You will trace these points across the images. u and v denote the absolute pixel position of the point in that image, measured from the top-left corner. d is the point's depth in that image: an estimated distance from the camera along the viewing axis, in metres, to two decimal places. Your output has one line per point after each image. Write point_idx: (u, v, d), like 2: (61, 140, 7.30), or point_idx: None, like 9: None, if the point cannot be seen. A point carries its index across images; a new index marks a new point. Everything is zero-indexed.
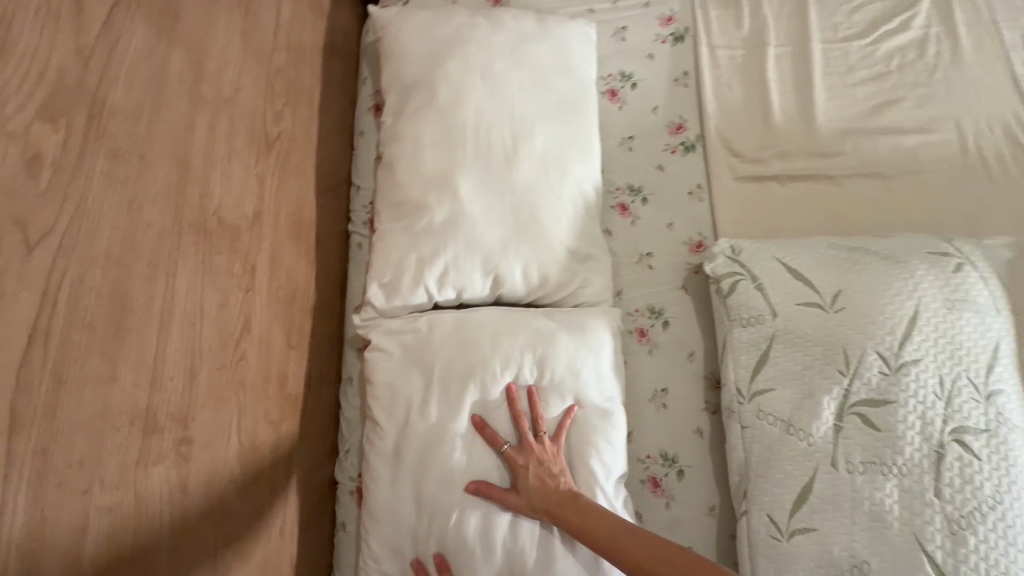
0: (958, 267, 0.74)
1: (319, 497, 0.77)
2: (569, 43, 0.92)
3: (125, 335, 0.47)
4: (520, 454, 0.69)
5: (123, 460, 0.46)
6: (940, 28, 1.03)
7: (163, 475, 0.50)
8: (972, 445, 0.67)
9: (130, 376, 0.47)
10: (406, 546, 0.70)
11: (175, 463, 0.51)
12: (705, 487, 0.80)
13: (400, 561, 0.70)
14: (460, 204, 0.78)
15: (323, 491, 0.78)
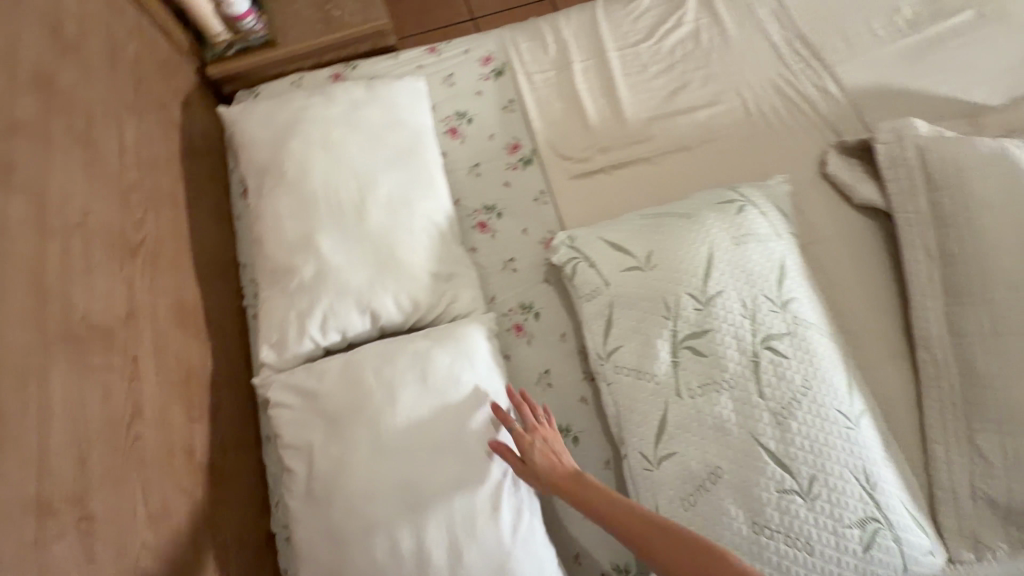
0: (739, 209, 0.90)
1: (255, 550, 0.83)
2: (399, 101, 1.07)
3: (3, 438, 0.53)
4: (528, 433, 0.78)
5: (20, 544, 0.52)
6: (708, 18, 1.23)
7: (65, 552, 0.55)
8: (779, 348, 0.82)
9: (14, 472, 0.53)
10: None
11: (77, 538, 0.57)
12: (598, 446, 0.91)
13: None
14: (326, 259, 0.89)
15: (259, 543, 0.85)
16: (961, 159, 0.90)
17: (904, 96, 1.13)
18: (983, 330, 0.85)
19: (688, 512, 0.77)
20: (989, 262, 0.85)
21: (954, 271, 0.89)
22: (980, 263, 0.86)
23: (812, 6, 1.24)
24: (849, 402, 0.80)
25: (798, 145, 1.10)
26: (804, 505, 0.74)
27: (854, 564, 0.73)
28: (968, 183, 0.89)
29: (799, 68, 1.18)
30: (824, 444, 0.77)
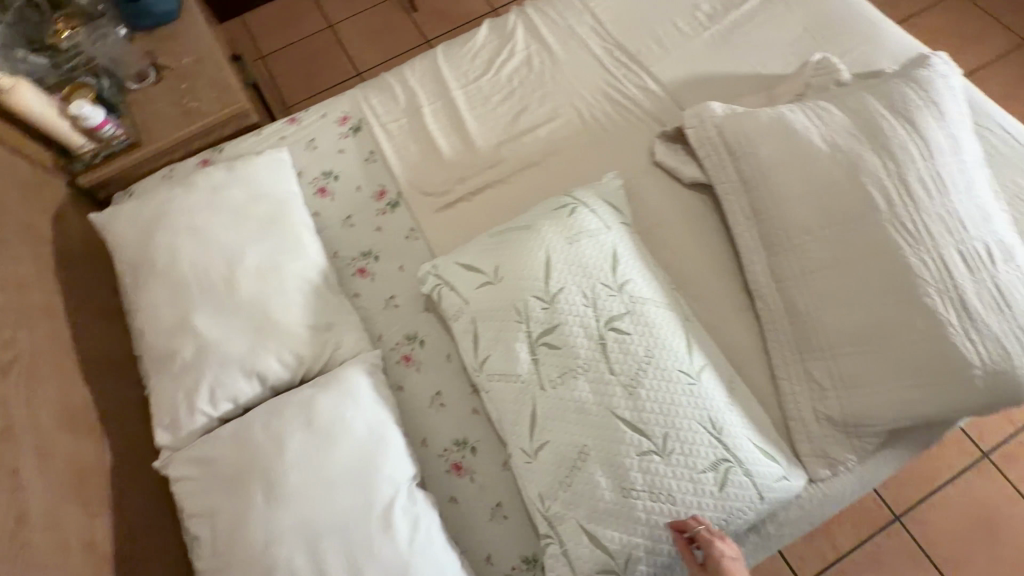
0: (572, 211, 1.01)
1: None
2: (261, 174, 1.15)
3: None
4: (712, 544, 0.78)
5: None
6: (536, 44, 1.37)
7: None
8: (622, 326, 0.91)
9: None
10: None
11: None
12: (494, 450, 0.99)
13: None
14: (204, 335, 0.95)
15: None
16: (749, 129, 1.03)
17: (714, 80, 1.27)
18: (795, 271, 0.96)
19: (567, 492, 0.84)
20: (786, 213, 0.98)
21: (764, 226, 1.01)
22: (780, 215, 0.98)
23: (625, 16, 1.38)
24: (689, 361, 0.90)
25: (631, 141, 1.22)
26: (661, 461, 0.83)
27: (714, 504, 0.81)
28: (757, 149, 1.02)
29: (622, 73, 1.31)
30: (671, 402, 0.86)
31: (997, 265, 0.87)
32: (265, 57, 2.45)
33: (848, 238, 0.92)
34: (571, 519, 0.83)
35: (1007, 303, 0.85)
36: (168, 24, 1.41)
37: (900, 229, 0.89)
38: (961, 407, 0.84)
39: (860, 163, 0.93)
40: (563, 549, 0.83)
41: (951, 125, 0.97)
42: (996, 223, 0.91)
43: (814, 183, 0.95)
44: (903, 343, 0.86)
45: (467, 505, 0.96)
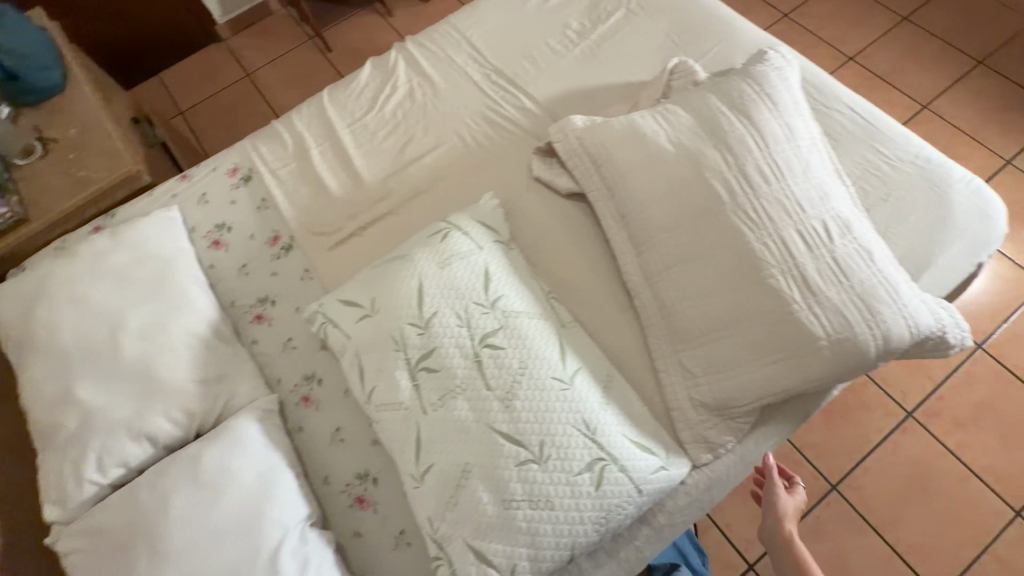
0: (444, 236, 1.04)
1: None
2: (147, 235, 1.17)
3: None
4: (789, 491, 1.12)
5: None
6: (417, 77, 1.42)
7: None
8: (496, 341, 0.94)
9: None
10: None
11: None
12: (392, 479, 1.00)
13: None
14: (88, 404, 0.96)
15: None
16: (606, 138, 1.08)
17: (585, 92, 1.32)
18: (659, 267, 1.01)
19: (452, 511, 0.86)
20: (645, 213, 1.03)
21: (630, 226, 1.06)
22: (641, 216, 1.03)
23: (499, 41, 1.44)
24: (562, 367, 0.93)
25: (511, 159, 1.27)
26: (539, 468, 0.85)
27: (592, 503, 0.84)
28: (614, 156, 1.07)
29: (500, 95, 1.36)
30: (546, 410, 0.89)
31: (834, 239, 0.93)
32: (184, 112, 2.47)
33: (699, 230, 0.97)
34: (458, 538, 0.85)
35: (845, 274, 0.90)
36: (55, 97, 1.43)
37: (743, 216, 0.94)
38: (815, 378, 0.89)
39: (702, 159, 0.99)
40: (452, 569, 0.84)
41: (786, 113, 1.03)
42: (833, 200, 0.97)
43: (664, 183, 1.01)
44: (756, 324, 0.90)
45: (371, 537, 0.97)
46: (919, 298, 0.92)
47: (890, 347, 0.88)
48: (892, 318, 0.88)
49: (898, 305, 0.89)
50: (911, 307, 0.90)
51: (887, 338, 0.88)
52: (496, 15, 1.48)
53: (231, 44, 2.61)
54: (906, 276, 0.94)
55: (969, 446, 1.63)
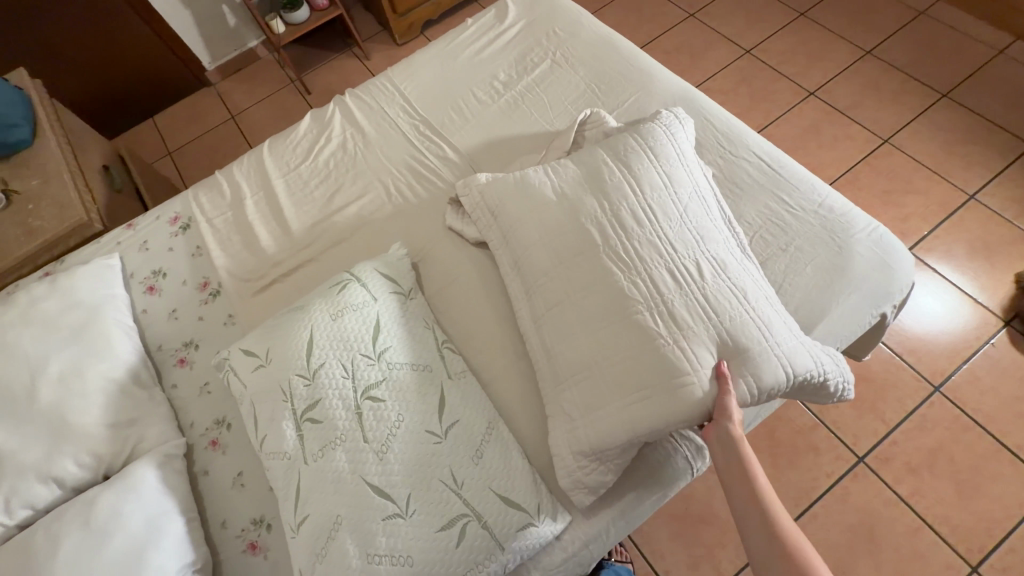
0: (341, 288, 1.09)
1: None
2: (82, 282, 1.25)
3: None
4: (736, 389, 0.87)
5: None
6: (351, 128, 1.49)
7: None
8: (377, 393, 0.97)
9: None
10: None
11: None
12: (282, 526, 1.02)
13: None
14: (2, 447, 1.03)
15: None
16: (501, 190, 1.12)
17: (504, 143, 1.37)
18: (544, 310, 1.02)
19: (321, 562, 0.88)
20: (532, 259, 1.05)
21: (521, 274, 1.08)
22: (529, 264, 1.05)
23: (429, 95, 1.51)
24: (438, 422, 0.95)
25: (429, 208, 1.32)
26: (404, 523, 0.88)
27: (454, 558, 0.86)
28: (507, 204, 1.11)
29: (425, 146, 1.42)
30: (417, 463, 0.92)
31: (709, 278, 0.94)
32: (172, 153, 2.62)
33: (578, 274, 0.98)
34: None
35: (716, 312, 0.91)
36: (24, 150, 1.55)
37: (616, 258, 0.96)
38: (684, 420, 0.87)
39: (581, 205, 1.02)
40: None
41: (669, 161, 1.05)
42: (710, 242, 0.98)
43: (549, 230, 1.03)
44: (627, 365, 0.90)
45: None
46: (795, 340, 0.92)
47: (765, 387, 0.87)
48: (766, 357, 0.88)
49: (768, 343, 0.89)
50: (785, 348, 0.90)
51: (761, 377, 0.87)
52: (429, 70, 1.56)
53: (220, 88, 2.77)
54: (784, 317, 0.95)
55: (925, 494, 1.54)
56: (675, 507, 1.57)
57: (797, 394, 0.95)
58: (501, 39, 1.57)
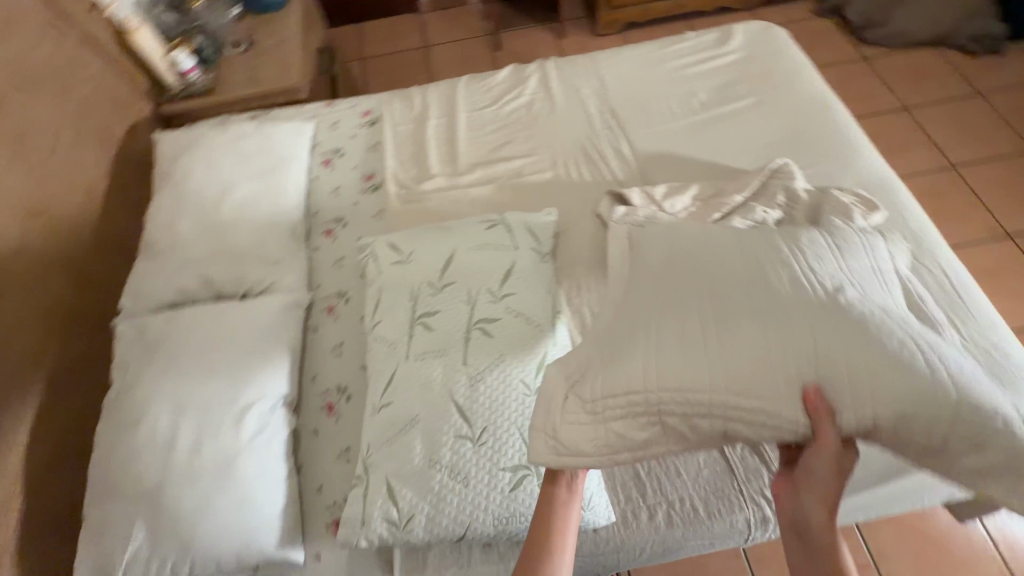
0: (491, 225, 1.17)
1: (82, 439, 1.08)
2: (281, 135, 1.43)
3: None
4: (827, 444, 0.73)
5: None
6: (543, 92, 1.56)
7: None
8: (489, 327, 1.04)
9: None
10: (107, 460, 0.98)
11: None
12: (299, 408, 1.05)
13: (106, 472, 0.97)
14: (183, 240, 1.22)
15: (87, 433, 1.09)
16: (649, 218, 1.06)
17: (679, 159, 1.38)
18: (626, 297, 0.93)
19: (388, 447, 0.96)
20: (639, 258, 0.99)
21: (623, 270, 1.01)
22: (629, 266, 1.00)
23: (625, 88, 1.54)
24: (533, 377, 1.00)
25: (585, 189, 1.36)
26: (472, 448, 0.93)
27: (501, 500, 0.91)
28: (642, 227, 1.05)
29: (603, 133, 1.46)
30: (501, 403, 0.97)
31: (838, 290, 0.81)
32: (364, 58, 2.87)
33: (673, 269, 0.91)
34: (382, 471, 0.94)
35: (864, 321, 0.77)
36: (270, 12, 1.80)
37: (721, 259, 0.89)
38: (737, 406, 0.76)
39: (696, 226, 0.97)
40: (365, 492, 0.94)
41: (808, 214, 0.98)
42: (867, 289, 0.84)
43: (665, 238, 0.98)
44: (694, 337, 0.80)
45: (323, 438, 1.09)
46: (945, 364, 0.75)
47: (916, 424, 0.73)
48: (934, 383, 0.73)
49: (929, 365, 0.74)
50: (955, 380, 0.74)
51: (912, 404, 0.73)
52: (634, 66, 1.59)
53: (424, 19, 2.99)
54: (956, 358, 0.78)
55: None
56: (686, 570, 1.52)
57: (963, 455, 0.75)
58: (713, 61, 1.56)
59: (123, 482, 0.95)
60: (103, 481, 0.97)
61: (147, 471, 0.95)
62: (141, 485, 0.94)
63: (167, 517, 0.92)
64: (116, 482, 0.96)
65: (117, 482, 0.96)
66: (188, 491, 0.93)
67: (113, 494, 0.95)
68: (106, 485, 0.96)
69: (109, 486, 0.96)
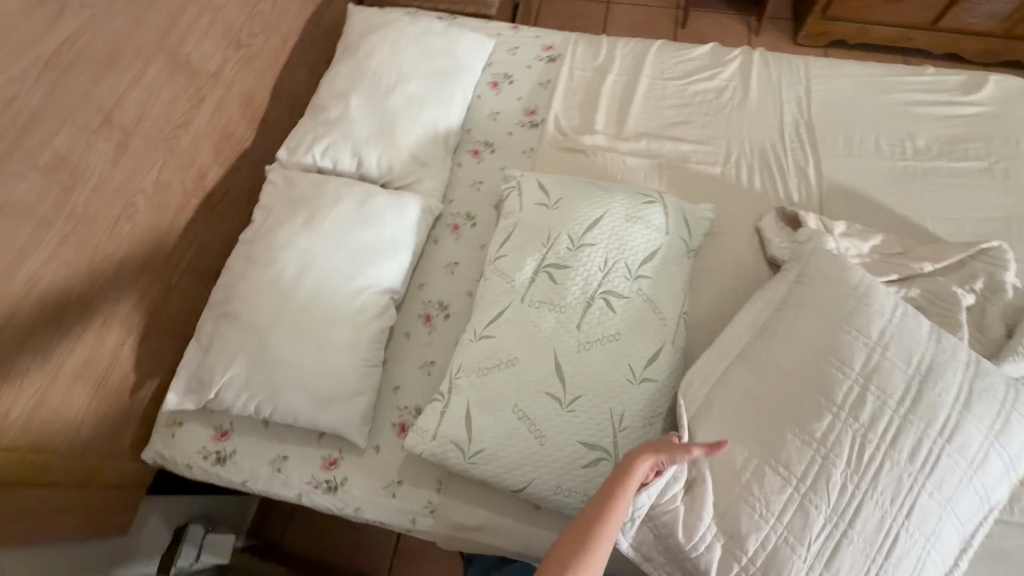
0: (648, 201, 1.09)
1: (214, 262, 1.15)
2: (463, 43, 1.40)
3: (106, 66, 0.92)
4: None
5: (86, 121, 0.88)
6: (738, 82, 1.41)
7: (105, 147, 0.91)
8: (614, 301, 0.98)
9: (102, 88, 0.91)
10: (228, 290, 1.03)
11: (116, 146, 0.92)
12: (412, 324, 1.12)
13: (226, 300, 1.02)
14: (349, 112, 1.24)
15: (217, 259, 1.16)
16: (830, 272, 0.97)
17: (868, 203, 1.22)
18: (762, 380, 0.91)
19: (478, 377, 0.94)
20: (794, 335, 0.93)
21: (768, 333, 0.97)
22: (772, 335, 0.95)
23: (833, 106, 1.36)
24: (641, 367, 0.94)
25: (752, 199, 1.23)
26: (559, 411, 0.90)
27: (571, 472, 0.88)
28: (814, 293, 0.96)
29: (791, 146, 1.31)
30: (601, 380, 0.92)
31: (904, 529, 0.80)
32: None
33: (825, 384, 0.87)
34: (465, 397, 0.93)
35: (885, 551, 0.79)
36: None
37: (864, 424, 0.84)
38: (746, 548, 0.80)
39: (878, 364, 0.88)
40: (443, 410, 0.93)
41: (1003, 438, 0.85)
42: (939, 535, 0.81)
43: (852, 346, 0.89)
44: (773, 484, 0.82)
45: (413, 344, 1.10)
46: None
47: None
48: None
49: None
50: None
51: None
52: (851, 85, 1.40)
53: None
54: None
55: None
56: None
57: None
58: (947, 108, 1.34)
59: (237, 312, 1.00)
60: (222, 306, 1.02)
61: (260, 312, 0.99)
62: (252, 321, 0.98)
63: (265, 359, 0.96)
64: (230, 312, 1.00)
65: (232, 312, 1.00)
66: (290, 343, 0.97)
67: (225, 321, 1.00)
68: (222, 310, 1.02)
69: (223, 315, 1.01)
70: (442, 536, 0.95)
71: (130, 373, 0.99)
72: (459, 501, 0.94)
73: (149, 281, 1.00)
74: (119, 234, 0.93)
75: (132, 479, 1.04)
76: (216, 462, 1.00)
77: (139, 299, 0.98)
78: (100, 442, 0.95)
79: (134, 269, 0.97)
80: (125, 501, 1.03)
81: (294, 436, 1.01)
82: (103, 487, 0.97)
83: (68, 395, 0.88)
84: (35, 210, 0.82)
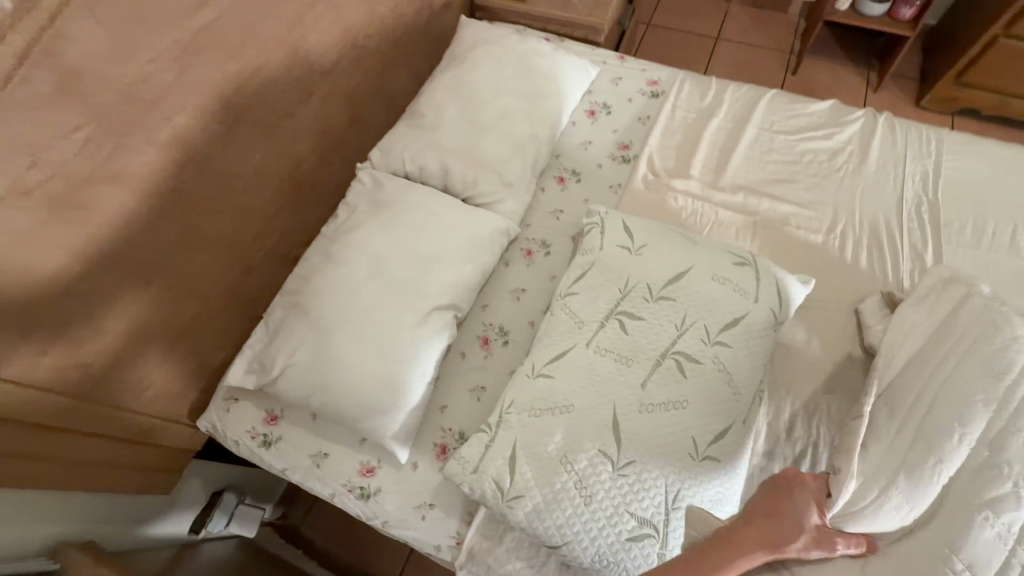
0: (739, 262, 1.01)
1: (294, 249, 1.18)
2: (567, 68, 1.38)
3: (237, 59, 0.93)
4: None
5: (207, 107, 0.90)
6: (857, 147, 1.30)
7: (218, 131, 0.93)
8: (686, 366, 0.91)
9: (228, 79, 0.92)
10: (301, 281, 1.05)
11: (228, 131, 0.95)
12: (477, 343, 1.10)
13: (298, 292, 1.04)
14: (445, 123, 1.25)
15: (297, 247, 1.19)
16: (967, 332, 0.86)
17: None
18: (940, 447, 0.78)
19: (528, 417, 0.91)
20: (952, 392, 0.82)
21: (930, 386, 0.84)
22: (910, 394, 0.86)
23: (966, 189, 1.22)
24: (705, 443, 0.87)
25: (854, 278, 1.12)
26: (608, 472, 0.85)
27: (612, 540, 0.83)
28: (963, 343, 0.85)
29: (910, 226, 1.18)
30: (659, 449, 0.86)
31: None
32: (653, 24, 2.63)
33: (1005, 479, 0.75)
34: (512, 434, 0.90)
35: None
36: None
37: None
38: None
39: None
40: (487, 442, 0.90)
41: None
42: None
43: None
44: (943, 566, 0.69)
45: (467, 365, 1.08)
46: None
47: None
48: None
49: None
50: None
51: None
52: (991, 168, 1.25)
53: (731, 9, 2.66)
54: None
55: None
56: None
57: None
58: None
59: (307, 303, 1.02)
60: (293, 296, 1.05)
61: (327, 308, 1.00)
62: (319, 316, 1.00)
63: (325, 356, 0.97)
64: (299, 303, 1.02)
65: (301, 303, 1.02)
66: (351, 343, 0.97)
67: (293, 310, 1.03)
68: (293, 300, 1.04)
69: (292, 304, 1.03)
70: (463, 570, 0.92)
71: (201, 343, 1.03)
72: (489, 540, 0.91)
73: (232, 260, 1.04)
74: (216, 214, 0.97)
75: (183, 443, 1.07)
76: (262, 444, 1.02)
77: (220, 274, 1.02)
78: (162, 404, 1.00)
79: (222, 246, 1.00)
80: (174, 462, 1.07)
81: (338, 435, 1.01)
82: (156, 445, 1.01)
83: (142, 357, 0.92)
84: (149, 181, 0.84)
